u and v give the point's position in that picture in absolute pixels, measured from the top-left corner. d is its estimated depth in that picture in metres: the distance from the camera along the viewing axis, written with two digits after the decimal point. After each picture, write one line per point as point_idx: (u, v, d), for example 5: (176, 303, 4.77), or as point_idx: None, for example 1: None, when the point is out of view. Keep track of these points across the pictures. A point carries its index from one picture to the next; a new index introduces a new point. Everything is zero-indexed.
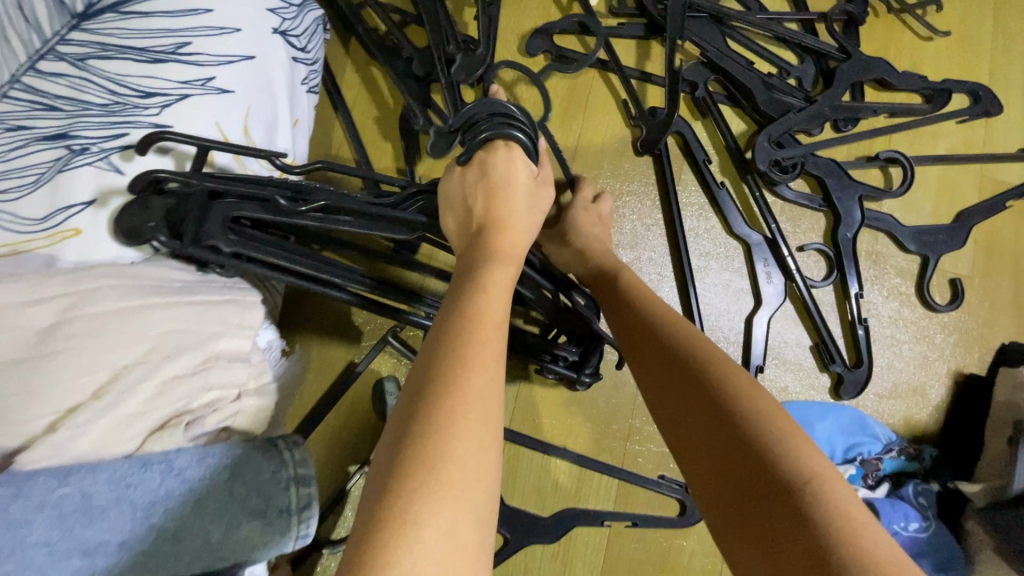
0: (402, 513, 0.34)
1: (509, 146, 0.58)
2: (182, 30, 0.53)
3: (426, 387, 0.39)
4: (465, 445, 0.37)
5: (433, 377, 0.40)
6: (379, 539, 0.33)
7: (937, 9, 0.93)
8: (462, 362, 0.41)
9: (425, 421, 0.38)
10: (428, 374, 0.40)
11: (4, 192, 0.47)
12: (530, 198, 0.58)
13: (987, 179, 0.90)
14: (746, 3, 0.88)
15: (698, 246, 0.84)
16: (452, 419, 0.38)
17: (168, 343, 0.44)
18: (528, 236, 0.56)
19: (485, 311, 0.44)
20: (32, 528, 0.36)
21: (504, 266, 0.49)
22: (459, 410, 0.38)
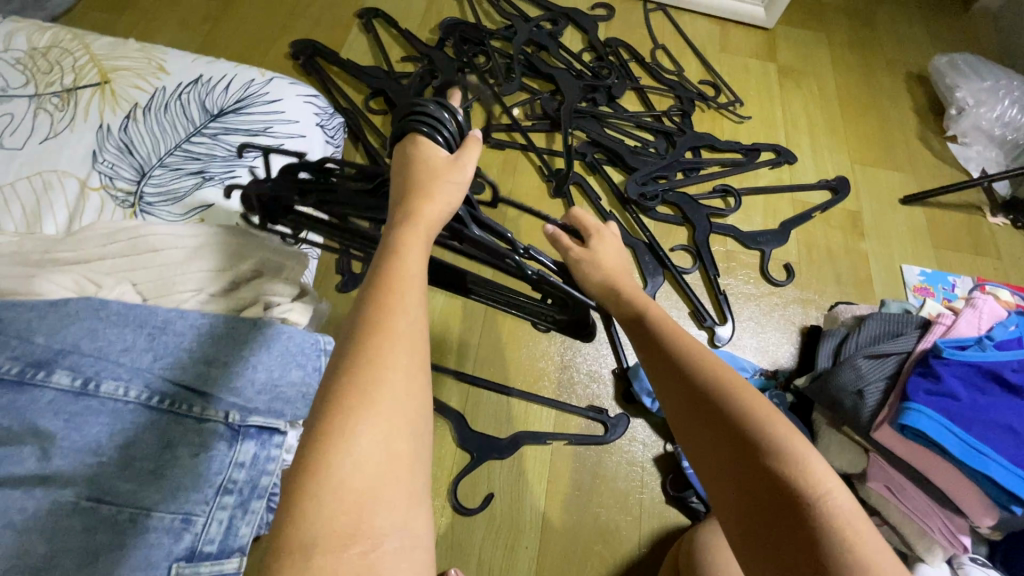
0: (343, 427, 0.49)
1: (421, 139, 0.67)
2: (269, 121, 0.95)
3: (360, 334, 0.54)
4: (389, 376, 0.52)
5: (364, 327, 0.54)
6: (329, 443, 0.48)
7: (742, 105, 1.42)
8: (385, 318, 0.55)
9: (357, 359, 0.53)
10: (363, 324, 0.55)
11: (167, 200, 0.84)
12: (451, 172, 0.65)
13: (798, 200, 1.30)
14: (615, 107, 1.35)
15: None
16: (377, 357, 0.53)
17: (258, 264, 0.76)
18: (445, 209, 0.64)
19: (401, 271, 0.59)
20: (185, 337, 0.66)
21: (412, 229, 0.61)
22: (382, 350, 0.53)
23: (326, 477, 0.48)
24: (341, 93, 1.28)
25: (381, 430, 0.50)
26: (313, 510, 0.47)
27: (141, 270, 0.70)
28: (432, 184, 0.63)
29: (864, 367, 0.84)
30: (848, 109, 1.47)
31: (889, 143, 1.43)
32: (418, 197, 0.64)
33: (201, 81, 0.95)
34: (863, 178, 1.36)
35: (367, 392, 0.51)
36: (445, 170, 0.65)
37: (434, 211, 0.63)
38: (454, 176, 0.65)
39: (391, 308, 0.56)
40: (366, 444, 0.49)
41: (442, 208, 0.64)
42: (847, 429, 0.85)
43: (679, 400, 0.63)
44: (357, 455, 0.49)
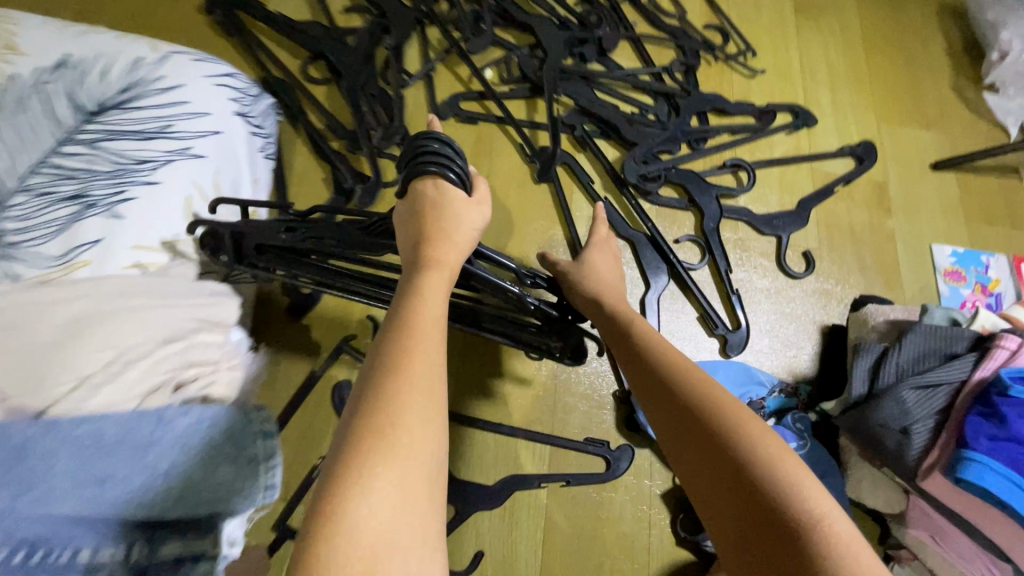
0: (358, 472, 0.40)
1: (437, 180, 0.57)
2: (167, 118, 0.72)
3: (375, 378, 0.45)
4: (411, 419, 0.43)
5: (381, 369, 0.46)
6: (337, 502, 0.39)
7: (755, 55, 1.21)
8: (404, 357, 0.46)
9: (373, 405, 0.44)
10: (378, 365, 0.46)
11: (37, 240, 0.63)
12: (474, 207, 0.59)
13: (818, 172, 1.13)
14: (607, 64, 1.13)
15: None
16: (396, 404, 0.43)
17: (162, 333, 0.59)
18: (466, 248, 0.58)
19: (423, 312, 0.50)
20: (58, 459, 0.49)
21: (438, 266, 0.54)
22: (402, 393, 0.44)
23: (331, 541, 0.38)
24: (270, 59, 1.03)
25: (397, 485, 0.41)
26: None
27: None
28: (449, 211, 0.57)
29: (910, 400, 0.72)
30: (875, 55, 1.26)
31: (920, 96, 1.24)
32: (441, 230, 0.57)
33: (67, 64, 0.71)
34: (891, 140, 1.18)
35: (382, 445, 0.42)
36: (470, 205, 0.58)
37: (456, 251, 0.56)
38: (472, 211, 0.58)
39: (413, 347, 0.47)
40: (380, 501, 0.40)
41: (467, 239, 0.57)
42: (885, 468, 0.75)
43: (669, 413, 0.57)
44: (371, 516, 0.39)
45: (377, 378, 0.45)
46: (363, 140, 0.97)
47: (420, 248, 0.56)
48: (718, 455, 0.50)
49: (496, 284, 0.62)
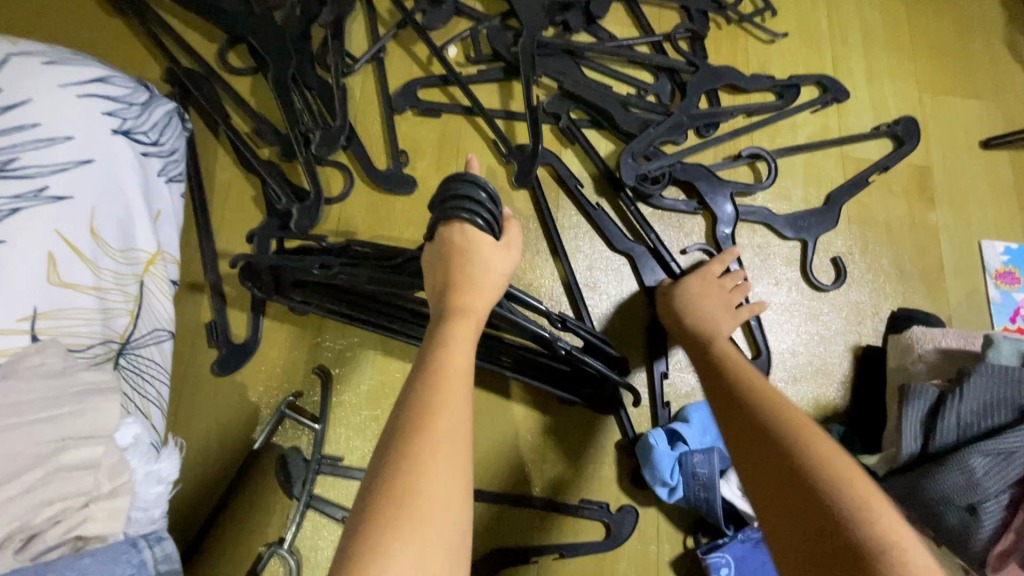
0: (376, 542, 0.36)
1: (465, 226, 0.55)
2: (10, 148, 0.54)
3: (397, 433, 0.41)
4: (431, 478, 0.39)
5: (402, 425, 0.42)
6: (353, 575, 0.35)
7: (774, 14, 1.00)
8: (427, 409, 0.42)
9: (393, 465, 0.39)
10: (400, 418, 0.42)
11: None
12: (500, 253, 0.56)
13: (850, 158, 0.95)
14: (597, 34, 0.93)
15: (584, 267, 0.86)
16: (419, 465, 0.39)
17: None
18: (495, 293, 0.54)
19: (450, 359, 0.46)
20: None
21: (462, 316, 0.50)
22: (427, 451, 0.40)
23: None
24: (178, 46, 0.83)
25: (421, 554, 0.37)
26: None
27: None
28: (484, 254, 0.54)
29: (979, 471, 0.58)
30: (917, 8, 1.06)
31: (969, 57, 1.04)
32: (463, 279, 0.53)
33: None
34: (934, 115, 1.00)
35: (406, 506, 0.38)
36: (495, 253, 0.55)
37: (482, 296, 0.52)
38: (508, 254, 0.56)
39: (439, 398, 0.43)
40: (402, 570, 0.36)
41: (497, 279, 0.54)
42: (942, 545, 0.62)
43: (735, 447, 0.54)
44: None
45: (399, 433, 0.41)
46: (297, 144, 0.78)
47: (445, 287, 0.52)
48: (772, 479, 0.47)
49: (527, 327, 0.65)
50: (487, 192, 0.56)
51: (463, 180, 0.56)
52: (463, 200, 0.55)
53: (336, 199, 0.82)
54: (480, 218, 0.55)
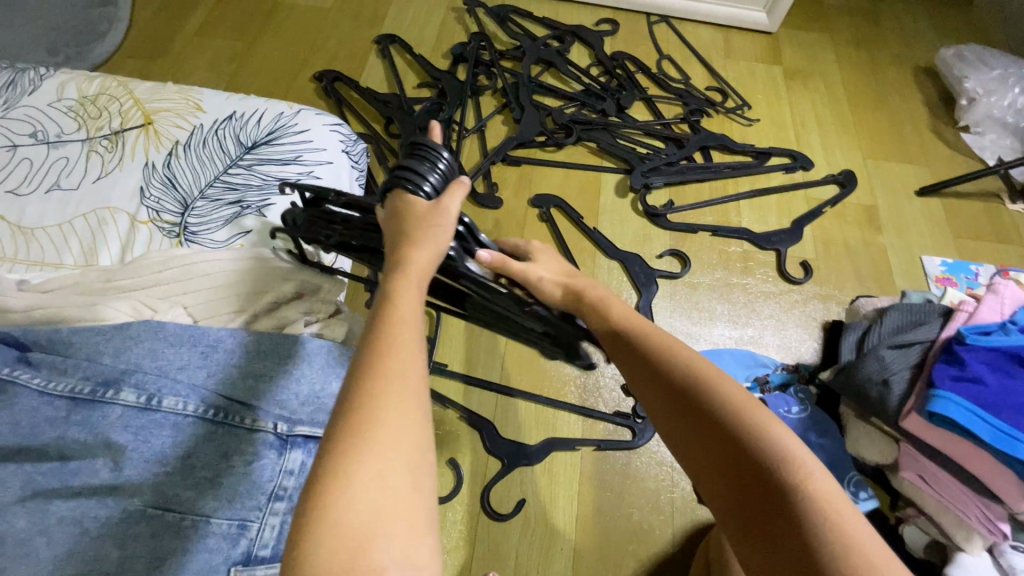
0: (340, 465, 0.48)
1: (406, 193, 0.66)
2: (298, 151, 1.00)
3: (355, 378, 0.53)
4: (386, 416, 0.51)
5: (361, 367, 0.54)
6: (329, 482, 0.48)
7: (750, 108, 1.45)
8: (382, 352, 0.55)
9: (353, 400, 0.52)
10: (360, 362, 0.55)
11: (209, 229, 0.89)
12: (440, 215, 0.64)
13: (811, 197, 1.31)
14: (625, 117, 1.39)
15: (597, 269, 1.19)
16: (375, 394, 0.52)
17: (298, 286, 0.80)
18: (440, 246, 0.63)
19: (396, 311, 0.58)
20: (234, 356, 0.70)
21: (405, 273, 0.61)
22: (379, 388, 0.52)
23: (326, 516, 0.46)
24: (361, 122, 1.35)
25: (381, 461, 0.49)
26: (311, 553, 0.45)
27: (194, 293, 0.75)
28: (428, 218, 0.64)
29: (888, 358, 0.85)
30: (857, 107, 1.49)
31: (901, 137, 1.43)
32: (407, 242, 0.63)
33: (236, 117, 1.02)
34: (877, 172, 1.37)
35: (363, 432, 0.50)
36: (434, 218, 0.64)
37: (428, 249, 0.63)
38: (447, 221, 0.64)
39: (388, 346, 0.55)
40: (366, 479, 0.48)
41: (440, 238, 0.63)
42: (878, 421, 0.86)
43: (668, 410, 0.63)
44: (356, 490, 0.48)
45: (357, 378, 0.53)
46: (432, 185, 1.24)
47: (394, 250, 0.63)
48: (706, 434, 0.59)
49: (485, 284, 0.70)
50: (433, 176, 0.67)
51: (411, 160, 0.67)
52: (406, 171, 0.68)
53: None
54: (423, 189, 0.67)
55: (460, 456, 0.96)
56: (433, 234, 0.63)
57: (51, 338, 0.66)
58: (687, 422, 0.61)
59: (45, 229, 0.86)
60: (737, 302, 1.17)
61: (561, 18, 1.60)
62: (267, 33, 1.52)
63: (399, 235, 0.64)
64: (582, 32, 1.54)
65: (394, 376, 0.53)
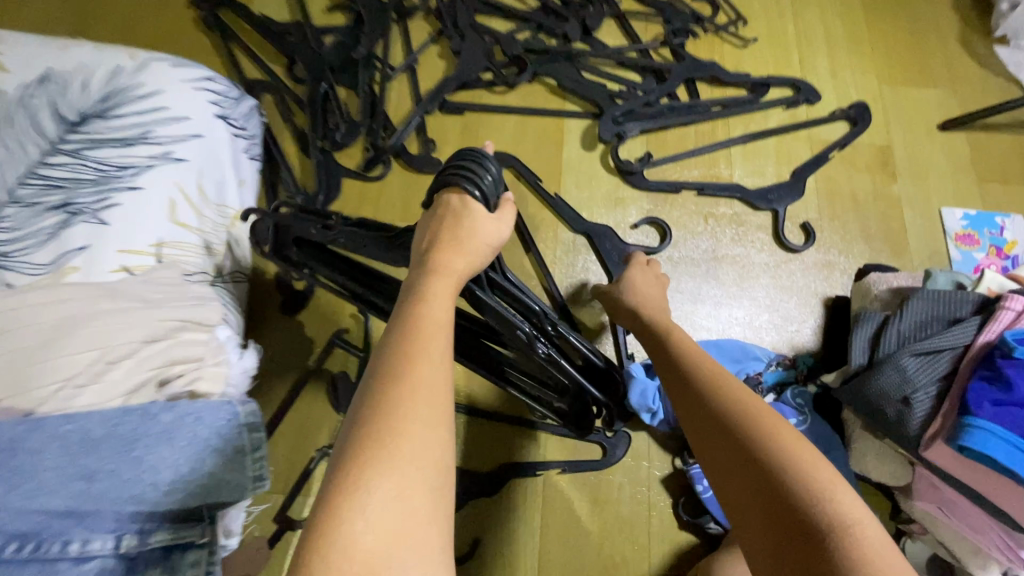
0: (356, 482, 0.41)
1: (464, 196, 0.56)
2: (147, 124, 0.74)
3: (377, 380, 0.46)
4: (411, 429, 0.43)
5: (380, 372, 0.46)
6: (335, 496, 0.41)
7: (745, 23, 1.17)
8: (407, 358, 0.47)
9: (374, 405, 0.44)
10: (379, 365, 0.47)
11: (27, 248, 0.65)
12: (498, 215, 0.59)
13: (816, 139, 1.09)
14: (592, 43, 1.11)
15: (558, 249, 0.99)
16: (394, 404, 0.44)
17: (146, 333, 0.61)
18: (482, 257, 0.56)
19: (429, 313, 0.50)
20: (48, 455, 0.52)
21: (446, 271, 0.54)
22: (401, 397, 0.45)
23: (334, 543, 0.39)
24: (255, 64, 1.06)
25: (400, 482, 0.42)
26: None
27: None
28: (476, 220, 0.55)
29: (910, 369, 0.69)
30: (876, 15, 1.21)
31: (926, 54, 1.18)
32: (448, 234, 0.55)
33: (51, 78, 0.73)
34: (894, 102, 1.13)
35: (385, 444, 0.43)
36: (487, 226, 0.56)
37: (465, 255, 0.55)
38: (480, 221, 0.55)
39: (413, 351, 0.47)
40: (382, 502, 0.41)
41: (482, 244, 0.55)
42: (889, 441, 0.73)
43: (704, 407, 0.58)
44: (370, 511, 0.40)
45: (380, 380, 0.46)
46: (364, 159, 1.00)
47: (431, 247, 0.56)
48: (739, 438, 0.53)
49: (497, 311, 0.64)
50: (496, 172, 0.57)
51: (469, 152, 0.58)
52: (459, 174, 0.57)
53: (376, 178, 1.00)
54: (475, 189, 0.56)
55: None
56: (482, 247, 0.55)
57: None
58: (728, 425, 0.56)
59: None
60: (725, 279, 0.99)
61: None
62: None
63: (435, 231, 0.56)
64: None
65: (421, 388, 0.46)
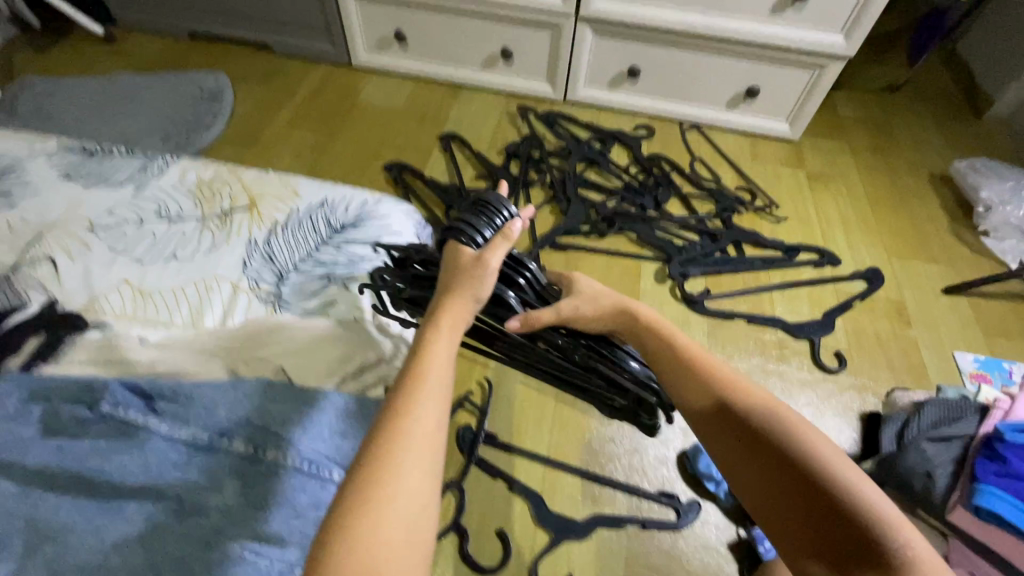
0: (351, 516, 0.49)
1: (458, 246, 0.68)
2: (379, 234, 1.14)
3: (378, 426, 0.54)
4: (397, 472, 0.51)
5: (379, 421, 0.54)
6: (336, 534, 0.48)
7: (778, 207, 1.58)
8: (403, 414, 0.54)
9: (373, 447, 0.52)
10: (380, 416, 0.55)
11: (300, 299, 1.00)
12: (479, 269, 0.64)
13: (840, 291, 1.39)
14: (662, 212, 1.53)
15: None
16: (390, 452, 0.52)
17: (380, 352, 0.89)
18: (474, 302, 0.64)
19: (425, 365, 0.58)
20: (327, 415, 0.78)
21: (442, 328, 0.61)
22: (396, 444, 0.52)
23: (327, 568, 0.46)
24: (424, 207, 1.52)
25: (389, 519, 0.49)
26: None
27: (294, 353, 0.85)
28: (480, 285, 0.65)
29: (929, 451, 0.89)
30: (879, 209, 1.60)
31: (923, 238, 1.53)
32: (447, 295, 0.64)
33: (327, 203, 1.17)
34: (902, 269, 1.45)
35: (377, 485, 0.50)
36: (473, 273, 0.64)
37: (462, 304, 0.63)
38: (487, 276, 0.64)
39: (410, 402, 0.55)
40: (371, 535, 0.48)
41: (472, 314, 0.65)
42: (926, 515, 0.87)
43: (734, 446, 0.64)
44: (368, 543, 0.48)
45: (379, 426, 0.54)
46: None
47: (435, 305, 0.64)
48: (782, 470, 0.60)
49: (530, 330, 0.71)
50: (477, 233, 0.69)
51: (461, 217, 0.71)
52: (465, 221, 0.70)
53: None
54: (467, 238, 0.69)
55: (509, 527, 0.99)
56: (470, 297, 0.64)
57: (175, 390, 0.74)
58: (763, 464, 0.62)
59: (162, 293, 1.00)
60: (774, 388, 1.22)
61: (603, 122, 1.80)
62: (344, 128, 1.74)
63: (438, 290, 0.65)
64: (621, 136, 1.73)
65: (412, 435, 0.53)
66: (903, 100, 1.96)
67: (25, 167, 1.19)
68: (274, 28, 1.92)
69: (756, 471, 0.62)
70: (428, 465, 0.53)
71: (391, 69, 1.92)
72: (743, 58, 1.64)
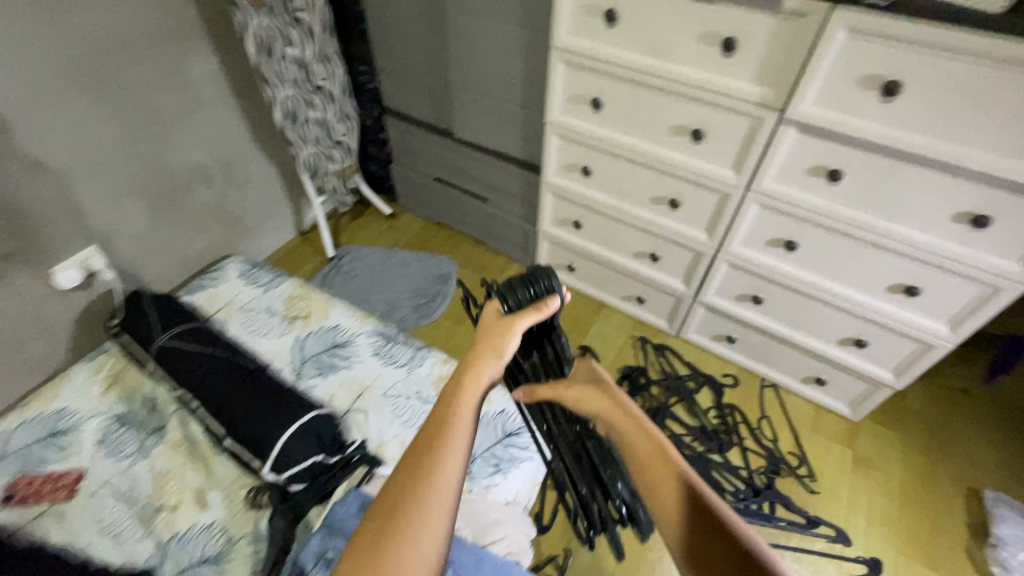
0: (388, 536, 0.70)
1: (498, 309, 1.05)
2: None
3: (412, 470, 0.76)
4: (425, 506, 0.73)
5: (413, 467, 0.76)
6: (376, 547, 0.70)
7: (816, 479, 2.08)
8: (434, 462, 0.76)
9: (406, 486, 0.74)
10: (414, 462, 0.77)
11: None
12: (504, 336, 0.97)
13: (841, 568, 1.86)
14: (721, 458, 2.12)
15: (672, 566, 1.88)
16: (421, 491, 0.73)
17: (520, 526, 1.67)
18: (500, 364, 0.94)
19: (459, 420, 0.83)
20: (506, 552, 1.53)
21: (473, 390, 0.88)
22: (428, 483, 0.74)
23: (368, 568, 0.68)
24: None
25: (415, 540, 0.71)
26: None
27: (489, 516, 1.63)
28: (503, 340, 0.96)
29: None
30: (906, 506, 2.01)
31: (935, 546, 1.92)
32: (477, 355, 0.93)
33: None
34: (903, 567, 1.87)
35: (409, 518, 0.72)
36: (504, 336, 0.97)
37: (493, 363, 0.93)
38: (511, 339, 0.97)
39: (442, 455, 0.77)
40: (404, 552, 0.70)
41: (495, 367, 0.93)
42: None
43: (677, 503, 0.79)
44: (405, 558, 0.69)
45: (413, 470, 0.76)
46: None
47: (470, 367, 0.91)
48: (709, 523, 0.76)
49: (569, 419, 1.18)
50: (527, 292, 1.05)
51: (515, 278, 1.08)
52: (512, 289, 1.06)
53: None
54: (512, 298, 1.05)
55: None
56: (495, 354, 0.94)
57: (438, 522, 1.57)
58: (694, 516, 0.77)
59: None
60: None
61: (701, 363, 2.45)
62: None
63: (474, 350, 0.94)
64: (711, 381, 2.36)
65: (439, 479, 0.75)
66: (976, 408, 2.28)
67: (356, 340, 2.20)
68: (493, 237, 2.88)
69: (691, 520, 0.77)
70: (443, 505, 0.74)
71: (560, 281, 2.77)
72: (817, 360, 2.15)
